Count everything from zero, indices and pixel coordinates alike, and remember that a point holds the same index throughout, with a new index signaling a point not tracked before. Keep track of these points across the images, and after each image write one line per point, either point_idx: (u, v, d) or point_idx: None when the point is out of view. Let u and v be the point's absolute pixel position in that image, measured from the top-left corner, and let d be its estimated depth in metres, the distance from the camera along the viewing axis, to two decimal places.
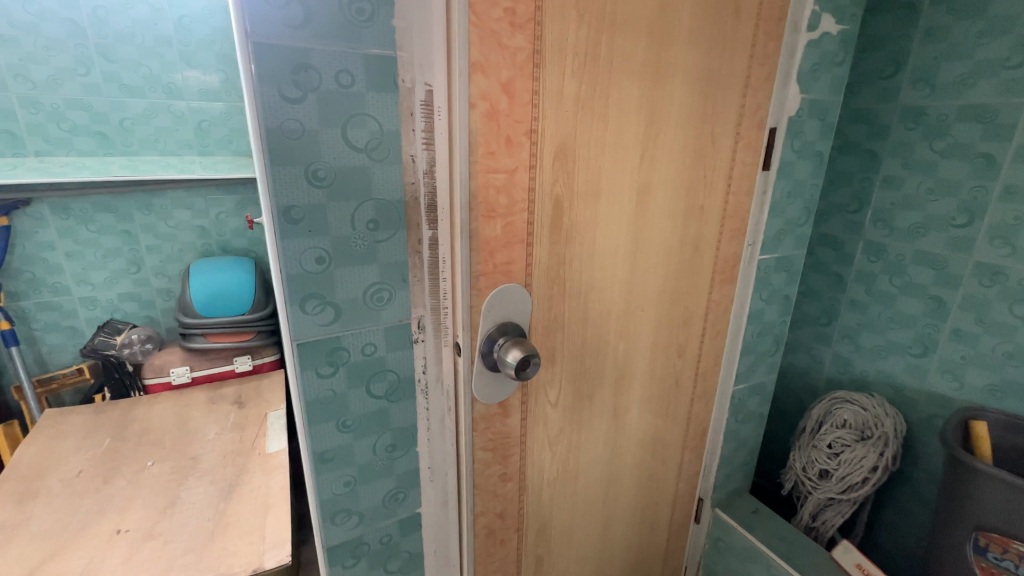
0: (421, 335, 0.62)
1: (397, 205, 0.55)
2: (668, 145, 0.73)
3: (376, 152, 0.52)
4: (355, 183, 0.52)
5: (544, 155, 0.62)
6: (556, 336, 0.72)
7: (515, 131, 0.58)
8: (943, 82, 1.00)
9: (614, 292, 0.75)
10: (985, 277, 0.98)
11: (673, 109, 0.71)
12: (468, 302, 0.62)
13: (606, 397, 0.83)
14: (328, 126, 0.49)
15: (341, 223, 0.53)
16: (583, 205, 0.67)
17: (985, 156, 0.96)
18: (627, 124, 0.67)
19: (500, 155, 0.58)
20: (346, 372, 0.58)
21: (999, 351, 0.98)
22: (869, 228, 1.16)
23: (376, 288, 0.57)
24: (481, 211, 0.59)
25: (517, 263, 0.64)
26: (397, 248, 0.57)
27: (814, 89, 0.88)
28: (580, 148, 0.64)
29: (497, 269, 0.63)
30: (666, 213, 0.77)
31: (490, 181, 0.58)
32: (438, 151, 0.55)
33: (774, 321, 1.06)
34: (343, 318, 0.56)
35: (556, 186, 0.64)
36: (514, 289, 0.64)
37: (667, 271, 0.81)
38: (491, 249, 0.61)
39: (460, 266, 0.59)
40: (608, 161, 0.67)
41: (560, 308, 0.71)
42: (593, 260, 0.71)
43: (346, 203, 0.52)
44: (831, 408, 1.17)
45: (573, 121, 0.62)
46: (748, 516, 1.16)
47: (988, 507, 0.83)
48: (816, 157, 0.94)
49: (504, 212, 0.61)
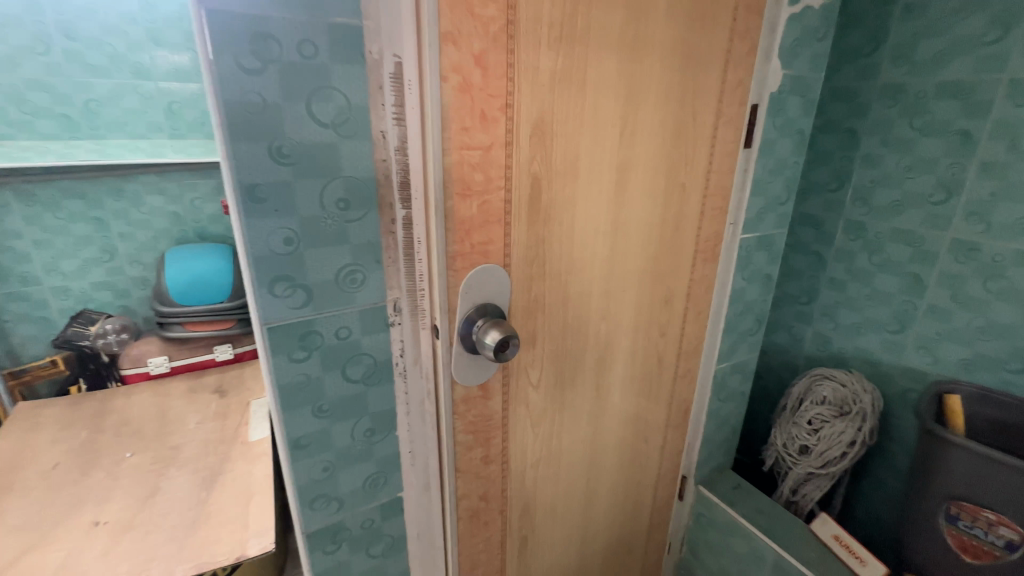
0: (398, 318, 0.60)
1: (368, 183, 0.53)
2: (648, 122, 0.71)
3: (344, 127, 0.50)
4: (324, 160, 0.50)
5: (520, 131, 0.60)
6: (536, 317, 0.71)
7: (489, 106, 0.56)
8: (922, 59, 1.00)
9: (595, 272, 0.75)
10: (961, 254, 1.00)
11: (653, 85, 0.70)
12: (445, 283, 0.60)
13: (588, 378, 0.82)
14: (292, 100, 0.47)
15: (309, 203, 0.51)
16: (561, 183, 0.66)
17: (962, 133, 0.96)
18: (606, 100, 0.66)
19: (475, 130, 0.56)
20: (321, 356, 0.57)
21: (973, 326, 1.00)
22: (848, 206, 1.16)
23: (349, 270, 0.55)
24: (455, 188, 0.57)
25: (495, 243, 0.63)
26: (369, 229, 0.55)
27: (795, 65, 0.87)
28: (558, 125, 0.63)
29: (474, 250, 0.61)
30: (647, 192, 0.76)
31: (465, 158, 0.57)
32: (410, 126, 0.53)
33: (755, 300, 1.06)
34: (315, 301, 0.54)
35: (534, 164, 0.62)
36: (493, 269, 0.63)
37: (649, 250, 0.81)
38: (467, 228, 0.60)
39: (435, 246, 0.58)
40: (586, 138, 0.66)
41: (540, 289, 0.70)
42: (572, 240, 0.70)
43: (313, 182, 0.50)
44: (811, 385, 1.19)
45: (549, 96, 0.61)
46: (730, 492, 1.17)
47: (960, 478, 0.85)
48: (796, 134, 0.94)
49: (480, 190, 0.59)
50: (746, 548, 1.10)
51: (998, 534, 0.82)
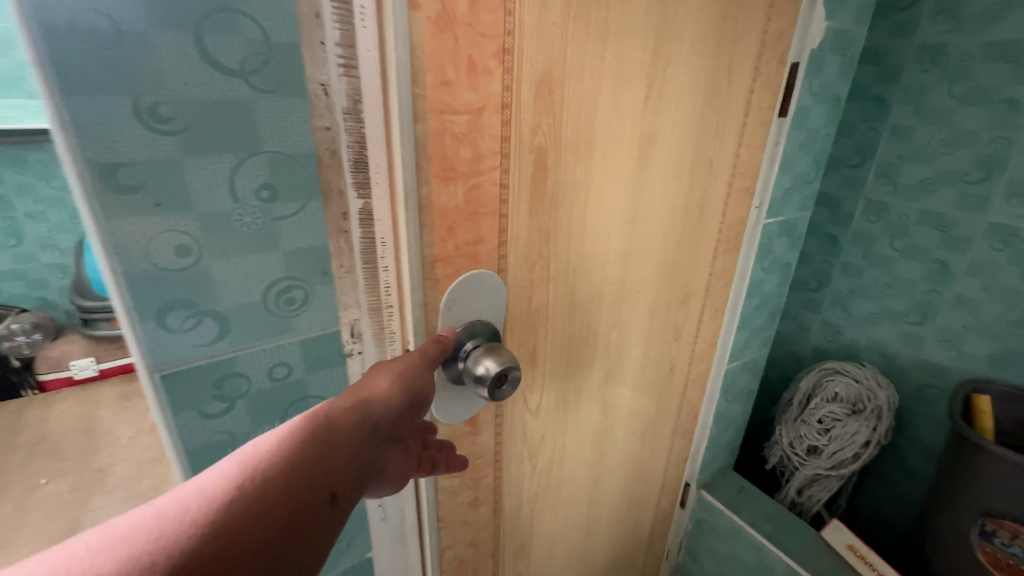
0: (357, 346, 0.45)
1: (304, 163, 0.36)
2: (678, 82, 0.56)
3: (262, 77, 0.33)
4: (231, 126, 0.33)
5: (521, 88, 0.44)
6: (536, 331, 0.57)
7: (480, 49, 0.40)
8: (969, 14, 0.86)
9: (607, 271, 0.60)
10: (998, 240, 0.90)
11: (687, 30, 0.54)
12: (422, 298, 0.45)
13: (594, 395, 0.69)
14: (168, 29, 0.29)
15: (211, 193, 0.34)
16: (572, 161, 0.50)
17: (1010, 102, 0.84)
18: (630, 48, 0.50)
19: (460, 86, 0.40)
20: (249, 406, 0.41)
21: (1004, 319, 0.91)
22: (870, 185, 1.05)
23: (282, 287, 0.39)
24: (433, 169, 0.41)
25: (487, 242, 0.47)
26: (310, 228, 0.38)
27: (840, 16, 0.72)
28: (571, 81, 0.46)
29: (459, 253, 0.46)
30: (671, 170, 0.61)
31: (446, 127, 0.40)
32: (366, 78, 0.36)
33: (772, 292, 0.94)
34: (233, 333, 0.38)
35: (539, 135, 0.46)
36: (486, 277, 0.48)
37: (668, 242, 0.66)
38: (450, 223, 0.44)
39: (408, 250, 0.42)
40: (605, 100, 0.50)
41: (542, 297, 0.55)
42: (583, 234, 0.55)
43: (215, 161, 0.33)
44: (821, 380, 1.10)
45: (561, 40, 0.44)
46: (734, 497, 1.09)
47: (998, 493, 0.78)
48: (832, 101, 0.80)
49: (466, 172, 0.43)
50: (752, 558, 1.02)
51: None
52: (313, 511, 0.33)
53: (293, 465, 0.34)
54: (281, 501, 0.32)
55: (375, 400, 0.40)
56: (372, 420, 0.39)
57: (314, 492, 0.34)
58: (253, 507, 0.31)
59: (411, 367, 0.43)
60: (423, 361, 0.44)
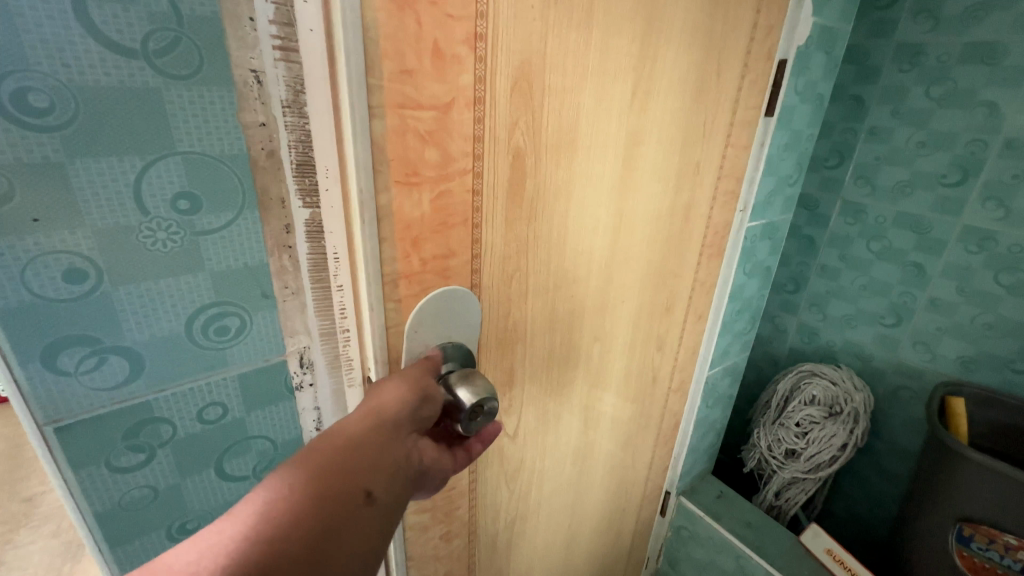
0: (307, 377, 0.39)
1: (232, 163, 0.30)
2: (666, 77, 0.51)
3: (171, 58, 0.27)
4: (135, 118, 0.27)
5: (495, 80, 0.38)
6: (514, 350, 0.52)
7: (448, 32, 0.34)
8: (949, 15, 0.85)
9: (590, 282, 0.56)
10: (973, 243, 0.90)
11: (676, 21, 0.49)
12: (384, 322, 0.39)
13: (575, 412, 0.65)
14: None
15: (110, 202, 0.27)
16: (553, 163, 0.45)
17: (988, 105, 0.84)
18: (617, 38, 0.45)
19: (424, 76, 0.34)
20: (173, 456, 0.34)
21: (978, 322, 0.91)
22: (848, 186, 1.04)
23: (211, 314, 0.32)
24: (395, 173, 0.35)
25: (459, 255, 0.42)
26: (243, 243, 0.32)
27: (827, 11, 0.69)
28: (551, 73, 0.41)
29: (428, 269, 0.40)
30: (657, 174, 0.57)
31: (409, 123, 0.35)
32: (308, 63, 0.30)
33: (753, 296, 0.92)
34: (148, 370, 0.31)
35: (515, 134, 0.41)
36: (459, 295, 0.43)
37: (653, 248, 0.62)
38: (416, 235, 0.38)
39: (366, 269, 0.36)
40: (589, 95, 0.45)
41: (521, 313, 0.50)
42: (565, 243, 0.50)
43: (114, 162, 0.27)
44: (798, 382, 1.09)
45: (541, 25, 0.39)
46: (713, 503, 1.07)
47: (976, 498, 0.77)
48: (816, 100, 0.77)
49: (434, 177, 0.37)
50: (732, 565, 1.01)
51: (1015, 558, 0.73)
52: (349, 514, 0.31)
53: (320, 471, 0.32)
54: (314, 508, 0.30)
55: (387, 399, 0.37)
56: (391, 420, 0.36)
57: (346, 495, 0.32)
58: (289, 516, 0.29)
59: (421, 373, 0.40)
60: (428, 370, 0.41)
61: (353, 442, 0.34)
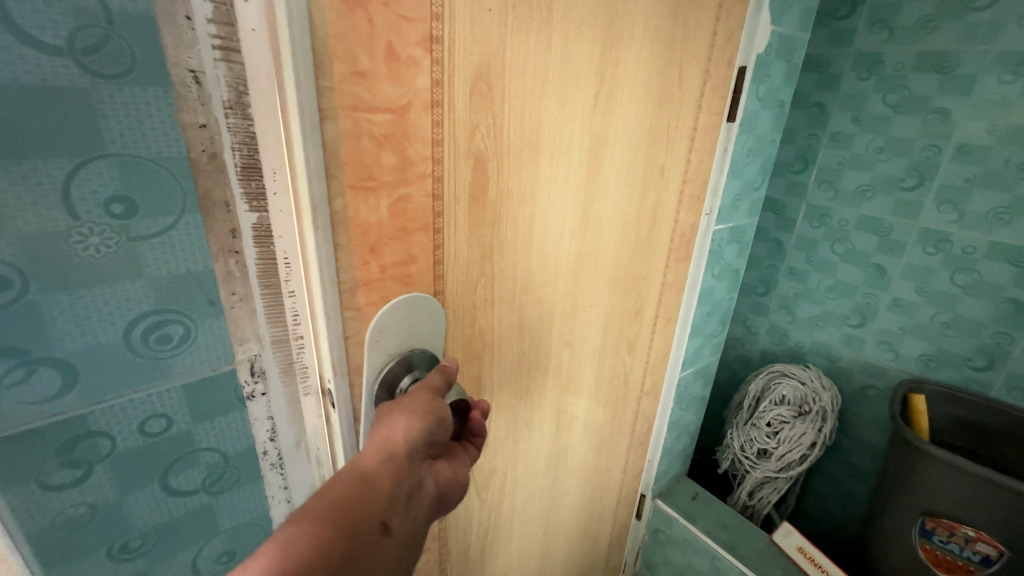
0: (259, 386, 0.38)
1: (170, 164, 0.29)
2: (628, 83, 0.52)
3: (100, 53, 0.26)
4: (58, 120, 0.26)
5: (454, 83, 0.38)
6: (480, 357, 0.51)
7: (403, 34, 0.34)
8: (903, 25, 0.89)
9: (557, 288, 0.55)
10: (930, 244, 0.93)
11: (635, 30, 0.50)
12: (342, 339, 0.38)
13: (546, 417, 0.64)
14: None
15: (36, 202, 0.26)
16: (516, 167, 0.45)
17: (940, 112, 0.88)
18: (576, 44, 0.45)
19: (378, 77, 0.33)
20: (113, 472, 0.33)
21: (937, 321, 0.94)
22: (812, 190, 1.07)
23: (152, 321, 0.31)
24: (348, 176, 0.34)
25: (420, 261, 0.41)
26: (185, 246, 0.31)
27: (785, 20, 0.71)
28: (512, 76, 0.41)
29: (388, 277, 0.39)
30: (622, 179, 0.57)
31: (364, 124, 0.34)
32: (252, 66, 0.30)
33: (722, 299, 0.94)
34: (81, 381, 0.30)
35: (476, 137, 0.41)
36: (419, 301, 0.42)
37: (620, 253, 0.63)
38: (376, 246, 0.38)
39: (321, 283, 0.35)
40: (551, 98, 0.45)
41: (487, 320, 0.50)
42: (531, 248, 0.50)
43: (39, 161, 0.26)
44: (769, 383, 1.11)
45: (500, 28, 0.39)
46: (689, 505, 1.08)
47: (937, 493, 0.79)
48: (778, 107, 0.79)
49: (391, 182, 0.37)
50: (708, 567, 1.02)
51: (975, 550, 0.76)
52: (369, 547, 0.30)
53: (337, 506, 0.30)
54: (336, 543, 0.29)
55: (399, 429, 0.35)
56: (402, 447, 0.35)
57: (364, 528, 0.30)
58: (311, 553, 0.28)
59: (426, 396, 0.39)
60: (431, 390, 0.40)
61: (367, 475, 0.33)
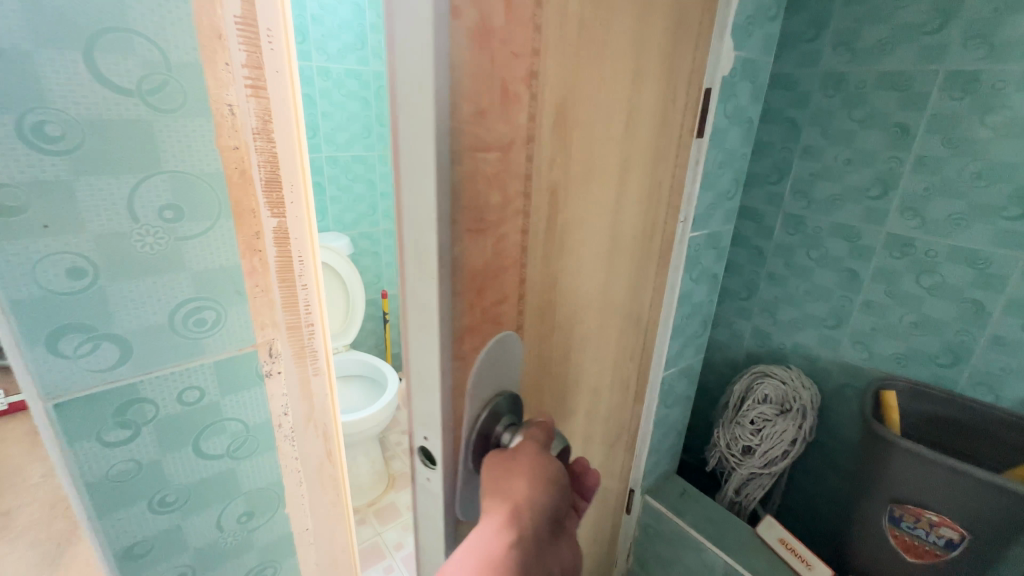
0: (275, 365, 0.50)
1: (206, 182, 0.42)
2: (648, 117, 0.61)
3: (162, 97, 0.39)
4: (128, 160, 0.38)
5: (540, 122, 0.45)
6: (540, 375, 0.58)
7: (507, 82, 0.40)
8: (864, 47, 0.96)
9: (595, 303, 0.63)
10: (896, 249, 0.99)
11: (656, 72, 0.59)
12: (450, 367, 0.43)
13: (579, 423, 0.71)
14: (63, 69, 0.35)
15: (111, 228, 0.39)
16: (574, 196, 0.53)
17: (900, 126, 0.94)
18: (622, 84, 0.54)
19: (491, 122, 0.39)
20: (155, 432, 0.45)
21: (906, 321, 1.00)
22: (788, 200, 1.13)
23: (188, 309, 0.44)
24: (466, 221, 0.40)
25: (507, 295, 0.48)
26: (212, 253, 0.44)
27: (747, 46, 0.79)
28: (575, 116, 0.49)
29: (485, 312, 0.46)
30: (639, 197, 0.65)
31: (478, 168, 0.40)
32: (403, 121, 0.35)
33: (702, 301, 1.00)
34: (134, 356, 0.42)
35: (552, 172, 0.48)
36: (505, 338, 0.49)
37: (636, 267, 0.71)
38: (476, 279, 0.43)
39: (439, 315, 0.40)
40: (599, 134, 0.53)
41: (548, 341, 0.57)
42: (580, 262, 0.57)
43: (112, 200, 0.39)
44: (752, 383, 1.16)
45: (571, 78, 0.47)
46: (677, 501, 1.12)
47: (903, 482, 0.84)
48: (746, 124, 0.87)
49: (493, 222, 0.43)
50: (695, 559, 1.06)
51: (939, 535, 0.82)
52: None
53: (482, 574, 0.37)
54: None
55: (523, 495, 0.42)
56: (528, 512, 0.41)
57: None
58: None
59: (543, 464, 0.45)
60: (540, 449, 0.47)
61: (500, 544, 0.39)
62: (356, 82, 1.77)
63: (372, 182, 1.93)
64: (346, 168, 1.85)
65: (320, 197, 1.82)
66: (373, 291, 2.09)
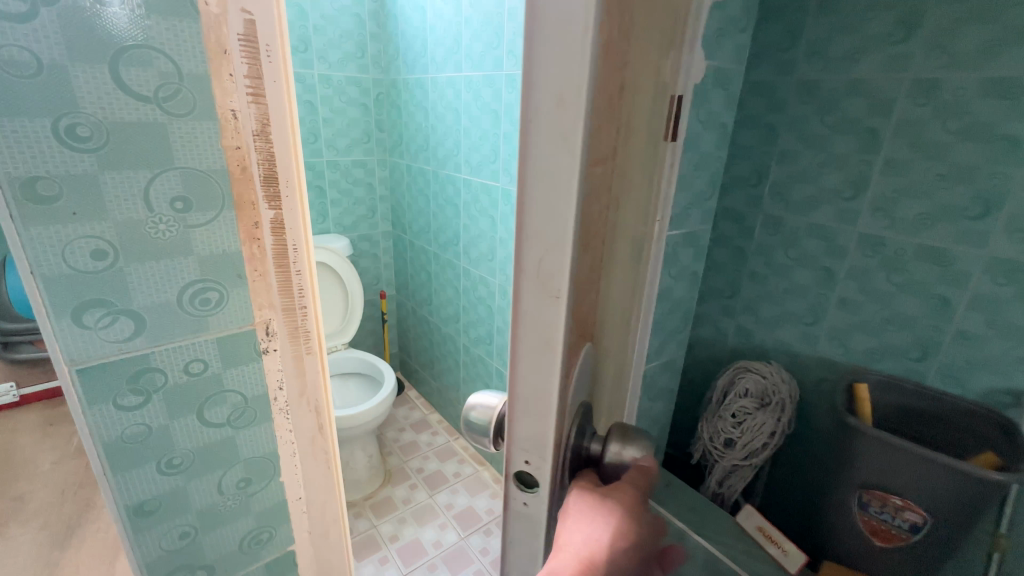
0: (274, 344, 0.49)
1: (214, 175, 0.42)
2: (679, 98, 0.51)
3: (174, 101, 0.39)
4: (146, 156, 0.39)
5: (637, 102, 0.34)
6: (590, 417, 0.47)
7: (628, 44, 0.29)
8: (834, 56, 1.01)
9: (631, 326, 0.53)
10: (868, 248, 1.03)
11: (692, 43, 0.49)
12: (564, 411, 0.32)
13: None
14: (94, 81, 0.36)
15: (125, 197, 0.39)
16: (642, 197, 0.43)
17: (870, 131, 0.99)
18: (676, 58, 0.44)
19: (611, 100, 0.29)
20: (165, 401, 0.45)
21: (879, 317, 1.04)
22: (768, 202, 1.18)
23: (197, 288, 0.43)
24: (584, 236, 0.29)
25: (593, 324, 0.37)
26: (219, 235, 0.43)
27: (720, 55, 0.83)
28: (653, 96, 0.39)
29: (579, 352, 0.34)
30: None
31: (598, 164, 0.29)
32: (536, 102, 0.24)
33: (683, 298, 1.04)
34: (148, 328, 0.42)
35: (636, 165, 0.38)
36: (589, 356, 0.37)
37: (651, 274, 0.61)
38: (580, 309, 0.32)
39: (560, 367, 0.29)
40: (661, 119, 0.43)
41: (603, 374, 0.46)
42: (635, 279, 0.49)
43: (129, 170, 0.38)
44: (734, 377, 1.20)
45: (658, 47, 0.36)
46: (661, 491, 1.15)
47: (871, 468, 0.89)
48: (721, 128, 0.92)
49: (597, 233, 0.32)
50: None
51: (903, 518, 0.87)
52: None
53: None
54: None
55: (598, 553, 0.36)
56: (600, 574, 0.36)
57: None
58: None
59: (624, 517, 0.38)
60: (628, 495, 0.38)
61: None
62: (356, 90, 1.83)
63: (371, 186, 1.99)
64: (346, 172, 1.91)
65: (321, 200, 1.88)
66: (372, 292, 2.14)
